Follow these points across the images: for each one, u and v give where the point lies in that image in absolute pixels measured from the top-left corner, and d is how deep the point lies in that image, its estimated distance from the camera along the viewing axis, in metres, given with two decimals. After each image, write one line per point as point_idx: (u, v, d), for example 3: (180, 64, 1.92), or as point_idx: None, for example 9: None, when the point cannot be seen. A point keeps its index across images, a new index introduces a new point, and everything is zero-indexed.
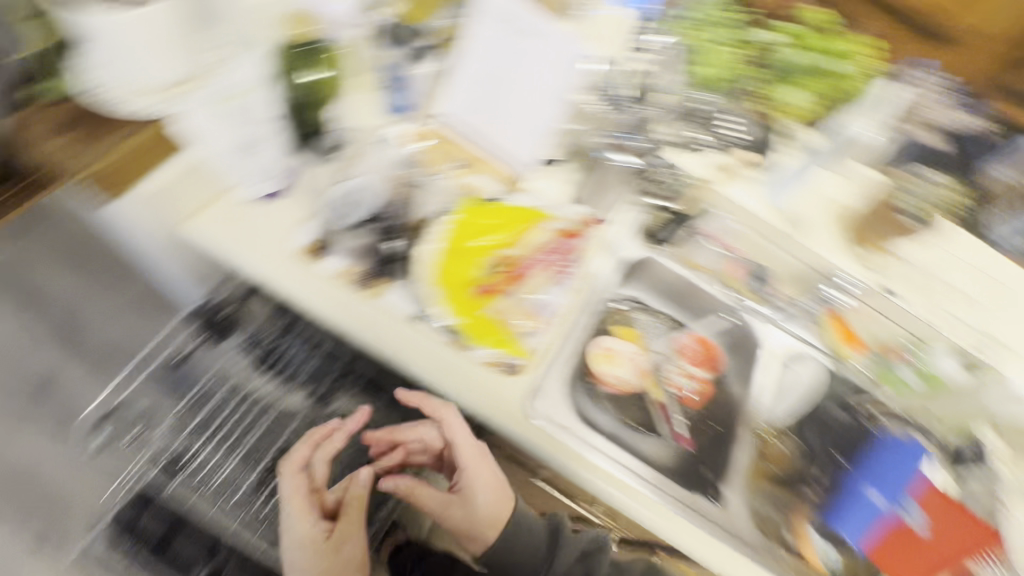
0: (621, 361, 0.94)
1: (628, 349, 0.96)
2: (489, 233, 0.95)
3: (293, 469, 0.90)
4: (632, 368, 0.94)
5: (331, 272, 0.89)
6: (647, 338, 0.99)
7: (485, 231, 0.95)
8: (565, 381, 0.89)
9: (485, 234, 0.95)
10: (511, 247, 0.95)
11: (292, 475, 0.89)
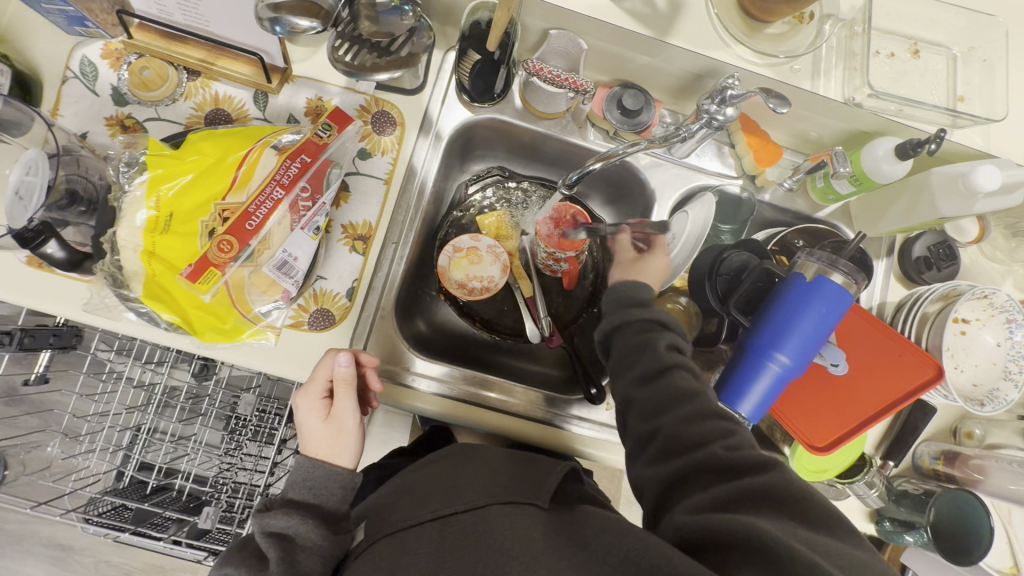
0: (461, 252, 0.78)
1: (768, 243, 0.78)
2: (593, 132, 0.79)
3: (331, 355, 0.61)
4: (465, 282, 0.78)
5: (389, 157, 0.73)
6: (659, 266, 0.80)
7: (245, 142, 0.59)
8: (704, 306, 0.78)
9: (258, 131, 0.61)
10: (608, 137, 0.78)
11: (334, 353, 0.61)
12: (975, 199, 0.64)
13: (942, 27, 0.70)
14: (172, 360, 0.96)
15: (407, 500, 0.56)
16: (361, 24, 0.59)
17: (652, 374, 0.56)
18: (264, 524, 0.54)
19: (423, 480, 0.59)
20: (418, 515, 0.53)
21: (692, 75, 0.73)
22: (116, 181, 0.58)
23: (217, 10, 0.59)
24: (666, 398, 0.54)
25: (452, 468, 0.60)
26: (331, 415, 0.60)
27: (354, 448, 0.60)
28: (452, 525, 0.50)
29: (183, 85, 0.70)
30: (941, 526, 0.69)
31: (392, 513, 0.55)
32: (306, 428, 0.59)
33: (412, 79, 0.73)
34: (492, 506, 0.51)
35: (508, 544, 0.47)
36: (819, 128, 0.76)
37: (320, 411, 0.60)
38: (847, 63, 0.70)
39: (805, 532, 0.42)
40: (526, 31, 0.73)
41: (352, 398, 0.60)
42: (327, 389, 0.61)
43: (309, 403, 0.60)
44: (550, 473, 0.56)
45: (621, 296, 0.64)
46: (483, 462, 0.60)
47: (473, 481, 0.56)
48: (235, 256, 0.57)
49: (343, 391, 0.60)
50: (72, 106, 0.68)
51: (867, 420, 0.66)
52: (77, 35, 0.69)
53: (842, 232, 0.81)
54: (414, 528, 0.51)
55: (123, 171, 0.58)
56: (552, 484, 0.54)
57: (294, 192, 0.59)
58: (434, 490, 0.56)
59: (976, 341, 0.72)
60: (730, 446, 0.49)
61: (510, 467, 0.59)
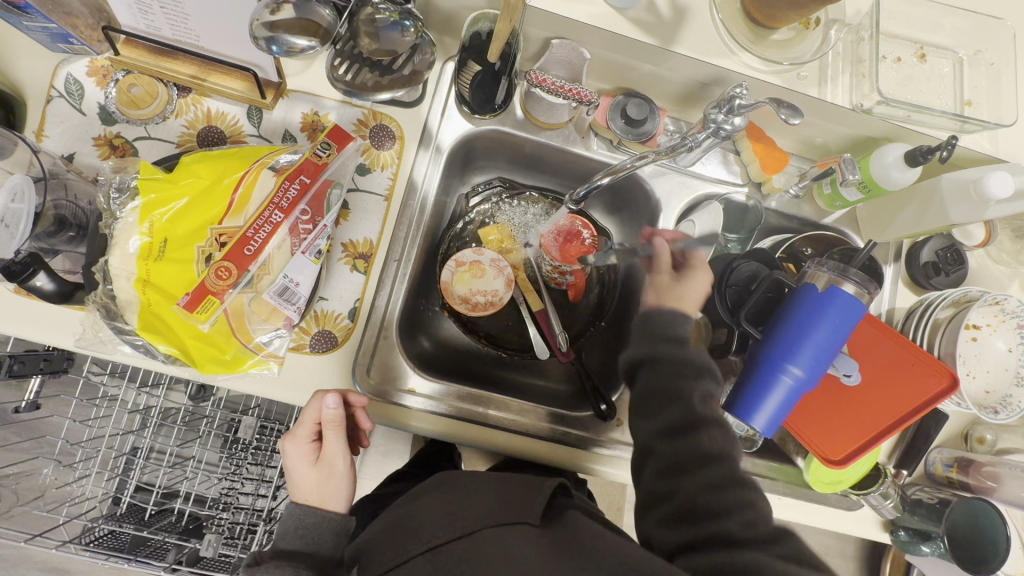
0: (466, 265, 0.76)
1: (777, 250, 0.77)
2: (597, 142, 0.78)
3: (315, 399, 0.59)
4: (468, 297, 0.76)
5: (389, 172, 0.71)
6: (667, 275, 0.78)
7: (240, 164, 0.57)
8: (712, 318, 0.76)
9: (252, 151, 0.59)
10: (613, 146, 0.77)
11: (318, 395, 0.59)
12: (987, 206, 0.63)
13: (949, 31, 0.70)
14: (167, 381, 0.93)
15: (395, 532, 0.55)
16: (361, 41, 0.57)
17: (681, 428, 0.54)
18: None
19: (412, 504, 0.58)
20: (409, 548, 0.52)
21: (696, 83, 0.71)
22: (106, 208, 0.56)
23: (207, 24, 0.57)
24: (695, 456, 0.52)
25: (442, 493, 0.57)
26: (320, 459, 0.58)
27: (345, 489, 0.59)
28: (444, 555, 0.50)
29: (173, 102, 0.68)
30: (956, 536, 0.69)
31: (380, 546, 0.54)
32: (294, 476, 0.58)
33: (411, 91, 0.71)
34: (484, 531, 0.50)
35: None
36: (825, 134, 0.75)
37: (309, 456, 0.58)
38: (854, 69, 0.69)
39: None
40: (528, 41, 0.71)
41: (339, 441, 0.58)
42: (314, 431, 0.59)
43: (297, 448, 0.58)
44: (538, 488, 0.54)
45: (652, 336, 0.60)
46: (474, 483, 0.58)
47: (466, 506, 0.54)
48: (234, 283, 0.54)
49: (333, 434, 0.58)
50: (57, 126, 0.66)
51: (883, 430, 0.66)
52: (61, 52, 0.66)
53: (849, 238, 0.81)
54: (407, 564, 0.51)
55: (115, 197, 0.55)
56: (544, 496, 0.52)
57: (293, 215, 0.57)
58: (426, 517, 0.54)
59: (987, 347, 0.72)
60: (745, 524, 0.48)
61: (504, 487, 0.56)
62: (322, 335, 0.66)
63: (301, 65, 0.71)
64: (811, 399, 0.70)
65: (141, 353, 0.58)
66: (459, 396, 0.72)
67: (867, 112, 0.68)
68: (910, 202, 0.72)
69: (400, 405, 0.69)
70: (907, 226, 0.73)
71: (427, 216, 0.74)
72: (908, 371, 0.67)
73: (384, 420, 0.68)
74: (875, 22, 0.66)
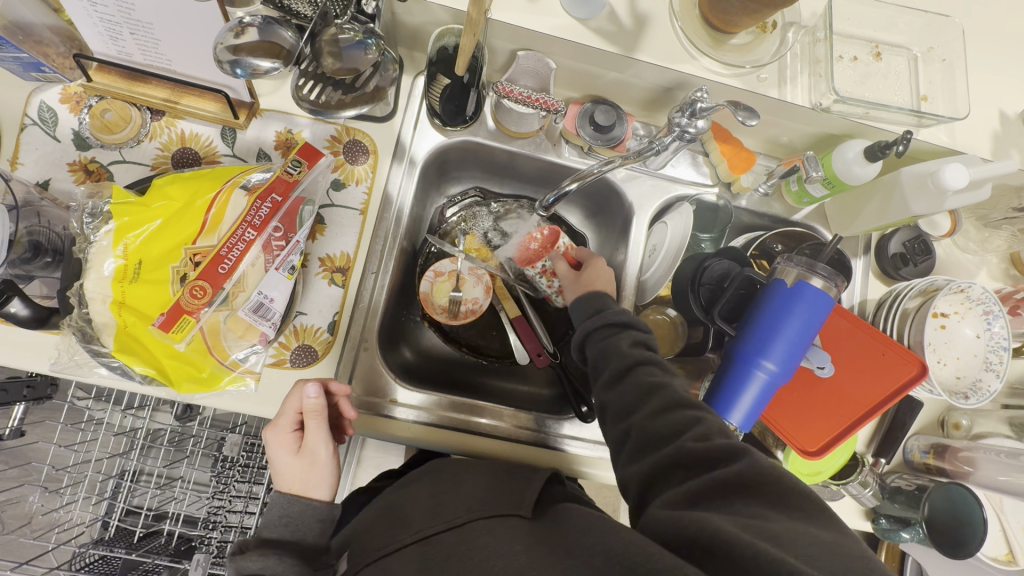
0: (443, 273, 0.78)
1: (748, 247, 0.79)
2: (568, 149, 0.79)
3: (296, 388, 0.58)
4: (448, 306, 0.78)
5: (363, 186, 0.72)
6: (641, 276, 0.80)
7: (215, 183, 0.58)
8: (687, 318, 0.78)
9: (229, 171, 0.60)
10: (583, 152, 0.79)
11: (299, 384, 0.58)
12: (945, 196, 0.65)
13: (901, 30, 0.72)
14: (153, 403, 0.93)
15: (387, 527, 0.55)
16: (324, 61, 0.59)
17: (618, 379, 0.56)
18: (238, 568, 0.51)
19: (406, 498, 0.59)
20: (401, 537, 0.52)
21: (662, 88, 0.73)
22: (80, 233, 0.56)
23: (175, 47, 0.58)
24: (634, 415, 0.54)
25: (430, 487, 0.59)
26: (302, 449, 0.58)
27: (329, 479, 0.59)
28: (434, 546, 0.50)
29: (147, 125, 0.69)
30: (935, 521, 0.70)
31: (376, 537, 0.54)
32: (277, 465, 0.57)
33: (383, 106, 0.73)
34: (474, 522, 0.51)
35: (493, 558, 0.46)
36: (789, 132, 0.77)
37: (291, 445, 0.58)
38: (810, 69, 0.71)
39: (781, 520, 0.40)
40: (496, 54, 0.73)
41: (320, 432, 0.57)
42: (296, 421, 0.58)
43: (278, 437, 0.57)
44: (528, 483, 0.55)
45: (584, 305, 0.66)
46: (462, 477, 0.59)
47: (453, 498, 0.55)
48: (209, 302, 0.55)
49: (315, 423, 0.57)
50: (32, 153, 0.66)
51: (858, 420, 0.67)
52: (33, 80, 0.67)
53: (819, 233, 0.82)
54: (397, 552, 0.51)
55: (88, 222, 0.56)
56: (534, 491, 0.53)
57: (264, 233, 0.57)
58: (415, 511, 0.55)
59: (956, 334, 0.73)
60: (699, 438, 0.47)
61: (490, 476, 0.58)
62: (302, 351, 0.67)
63: (274, 85, 0.72)
64: (785, 393, 0.71)
65: (117, 375, 0.58)
66: (442, 405, 0.72)
67: (826, 109, 0.70)
68: (872, 196, 0.74)
69: (382, 417, 0.70)
70: (871, 219, 0.75)
71: (402, 227, 0.75)
72: (879, 361, 0.69)
73: (366, 432, 0.69)
74: (829, 23, 0.68)
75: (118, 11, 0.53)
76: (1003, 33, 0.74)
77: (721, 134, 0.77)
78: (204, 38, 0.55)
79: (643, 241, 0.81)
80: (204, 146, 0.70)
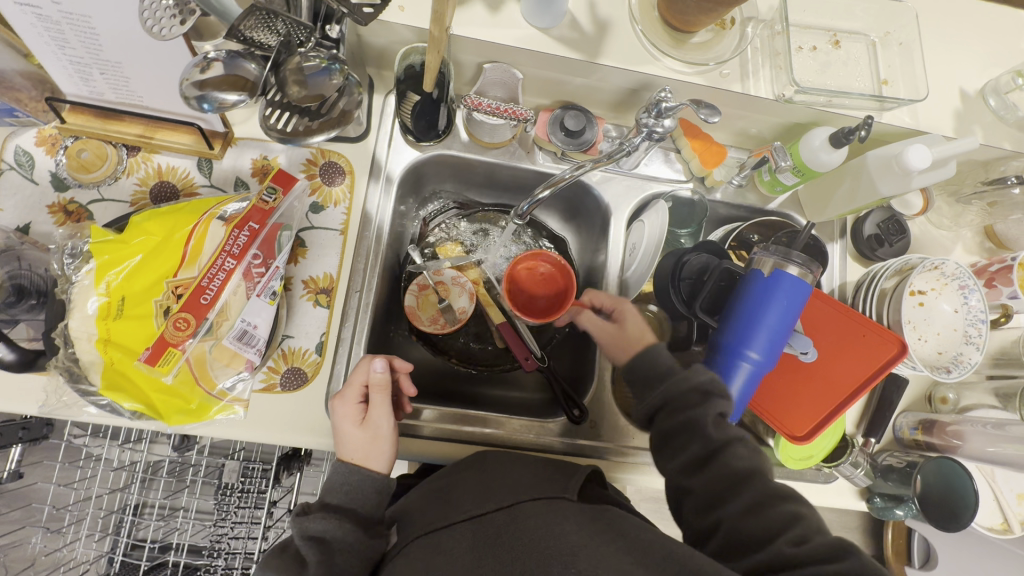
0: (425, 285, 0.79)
1: (725, 239, 0.80)
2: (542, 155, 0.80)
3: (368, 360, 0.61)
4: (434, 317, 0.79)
5: (341, 207, 0.73)
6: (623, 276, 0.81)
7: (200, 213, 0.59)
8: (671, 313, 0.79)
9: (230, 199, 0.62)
10: (557, 157, 0.80)
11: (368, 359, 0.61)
12: (911, 177, 0.67)
13: (857, 18, 0.74)
14: (150, 435, 0.93)
15: (440, 507, 0.56)
16: (290, 91, 0.57)
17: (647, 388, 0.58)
18: (303, 528, 0.53)
19: (455, 481, 0.60)
20: (451, 516, 0.53)
21: (629, 89, 0.75)
22: (62, 274, 0.57)
23: (144, 84, 0.59)
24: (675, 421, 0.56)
25: (479, 473, 0.60)
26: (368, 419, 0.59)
27: (388, 452, 0.60)
28: (486, 524, 0.50)
29: (124, 162, 0.70)
30: (928, 495, 0.71)
31: (426, 516, 0.55)
32: (343, 433, 0.59)
33: (356, 126, 0.74)
34: (524, 504, 0.51)
35: (549, 535, 0.46)
36: (756, 124, 0.78)
37: (357, 415, 0.59)
38: (772, 62, 0.72)
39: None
40: (463, 68, 0.74)
41: (387, 403, 0.59)
42: (362, 394, 0.60)
43: (345, 407, 0.59)
44: (571, 475, 0.56)
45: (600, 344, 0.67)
46: (507, 465, 0.61)
47: (501, 484, 0.56)
48: (194, 333, 0.55)
49: (381, 397, 0.59)
50: (11, 198, 0.67)
51: (844, 400, 0.68)
52: (7, 125, 0.68)
53: (794, 220, 0.84)
54: (448, 528, 0.52)
55: (70, 263, 0.57)
56: (579, 477, 0.55)
57: (239, 264, 0.58)
58: (467, 493, 0.56)
59: (934, 310, 0.75)
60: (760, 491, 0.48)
61: (537, 466, 0.59)
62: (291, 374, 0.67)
63: (246, 114, 0.73)
64: (772, 380, 0.72)
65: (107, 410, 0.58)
66: (435, 417, 0.73)
67: (789, 100, 0.71)
68: (841, 181, 0.76)
69: None
70: (844, 205, 0.76)
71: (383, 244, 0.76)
72: (862, 340, 0.70)
73: None
74: (785, 17, 0.70)
75: (85, 52, 0.54)
76: (957, 14, 0.76)
77: (691, 132, 0.78)
78: (174, 73, 0.56)
79: (622, 240, 0.82)
80: (181, 178, 0.71)
